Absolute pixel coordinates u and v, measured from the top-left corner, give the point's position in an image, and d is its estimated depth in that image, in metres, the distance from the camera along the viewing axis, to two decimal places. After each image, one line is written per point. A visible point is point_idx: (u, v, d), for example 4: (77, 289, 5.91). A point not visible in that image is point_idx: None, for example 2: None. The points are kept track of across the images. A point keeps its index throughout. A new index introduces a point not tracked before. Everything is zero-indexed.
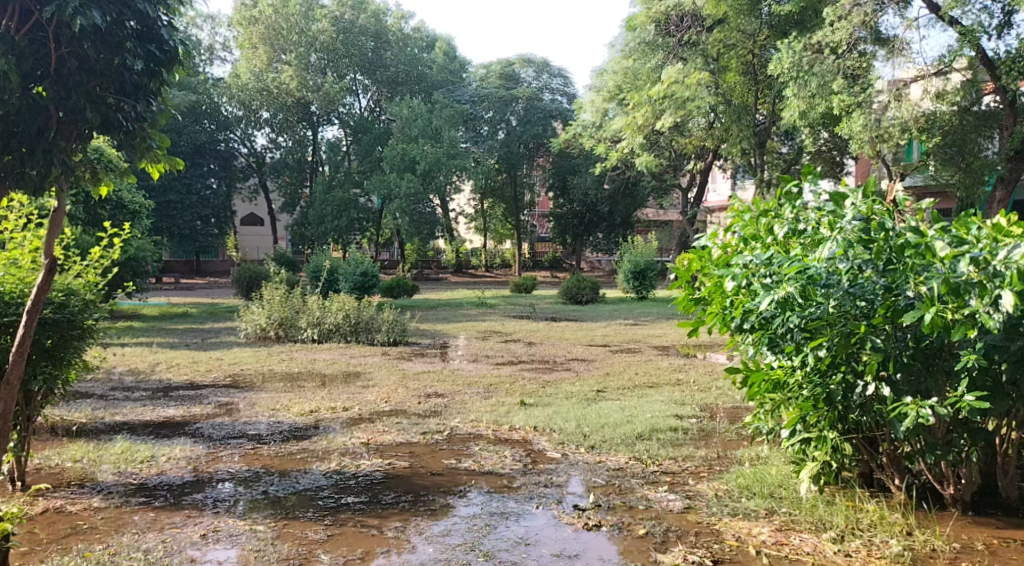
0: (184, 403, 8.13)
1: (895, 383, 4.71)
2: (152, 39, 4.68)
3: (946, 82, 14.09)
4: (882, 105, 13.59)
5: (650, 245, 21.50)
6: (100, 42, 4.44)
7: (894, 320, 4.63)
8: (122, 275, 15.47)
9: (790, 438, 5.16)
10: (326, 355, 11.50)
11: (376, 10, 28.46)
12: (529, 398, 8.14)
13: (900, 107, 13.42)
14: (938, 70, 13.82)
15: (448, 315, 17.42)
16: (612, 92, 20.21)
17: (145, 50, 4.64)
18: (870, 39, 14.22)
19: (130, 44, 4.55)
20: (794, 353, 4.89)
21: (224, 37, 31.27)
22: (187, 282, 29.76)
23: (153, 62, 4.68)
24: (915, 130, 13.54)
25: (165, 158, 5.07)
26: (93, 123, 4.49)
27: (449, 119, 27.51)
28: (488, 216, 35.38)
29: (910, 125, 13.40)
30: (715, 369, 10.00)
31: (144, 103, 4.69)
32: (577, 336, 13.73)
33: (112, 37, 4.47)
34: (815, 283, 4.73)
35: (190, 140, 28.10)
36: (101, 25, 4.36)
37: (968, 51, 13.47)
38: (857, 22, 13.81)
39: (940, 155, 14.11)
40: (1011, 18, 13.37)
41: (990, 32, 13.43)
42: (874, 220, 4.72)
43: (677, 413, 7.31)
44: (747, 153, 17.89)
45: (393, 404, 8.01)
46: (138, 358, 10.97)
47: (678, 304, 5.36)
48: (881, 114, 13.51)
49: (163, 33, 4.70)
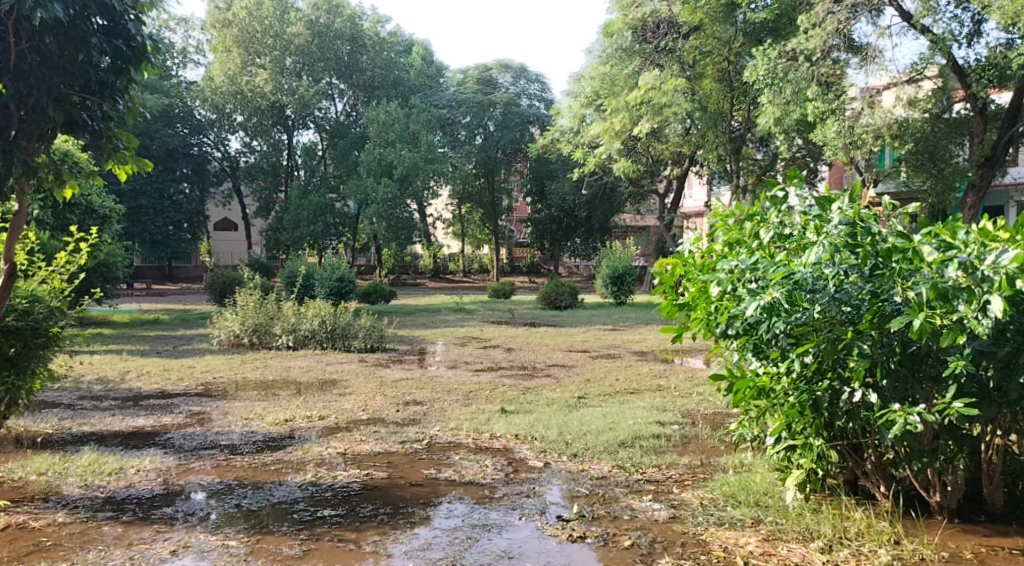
0: (154, 412, 7.96)
1: (882, 390, 4.62)
2: (119, 35, 4.96)
3: (918, 90, 14.23)
4: (855, 113, 13.75)
5: (628, 250, 21.45)
6: (64, 36, 4.73)
7: (881, 326, 4.54)
8: (91, 281, 15.23)
9: (775, 445, 5.07)
10: (302, 362, 11.34)
11: (352, 13, 28.32)
12: (509, 405, 8.02)
13: (874, 113, 13.57)
14: (910, 77, 13.95)
15: (425, 321, 17.29)
16: (590, 97, 20.17)
17: (111, 46, 4.94)
18: (843, 46, 14.21)
19: (95, 39, 4.84)
20: (780, 358, 4.81)
21: (197, 40, 31.03)
22: (159, 288, 29.37)
23: (120, 58, 4.99)
24: (888, 136, 13.61)
25: (130, 158, 5.29)
26: (53, 118, 4.78)
27: (426, 123, 27.47)
28: (465, 222, 35.27)
29: (883, 132, 13.48)
30: (695, 374, 9.93)
31: (109, 100, 5.04)
32: (556, 341, 13.63)
33: (76, 31, 4.76)
34: (801, 289, 4.64)
35: (162, 144, 27.70)
36: (63, 18, 4.64)
37: (939, 59, 13.53)
38: (831, 30, 13.73)
39: (912, 162, 14.09)
40: (981, 27, 13.42)
41: (961, 40, 13.49)
42: (860, 225, 4.64)
43: (659, 420, 7.22)
44: (723, 159, 17.88)
45: (371, 412, 7.88)
46: (107, 366, 10.76)
47: (662, 309, 5.27)
48: (855, 121, 13.63)
49: (130, 29, 4.97)
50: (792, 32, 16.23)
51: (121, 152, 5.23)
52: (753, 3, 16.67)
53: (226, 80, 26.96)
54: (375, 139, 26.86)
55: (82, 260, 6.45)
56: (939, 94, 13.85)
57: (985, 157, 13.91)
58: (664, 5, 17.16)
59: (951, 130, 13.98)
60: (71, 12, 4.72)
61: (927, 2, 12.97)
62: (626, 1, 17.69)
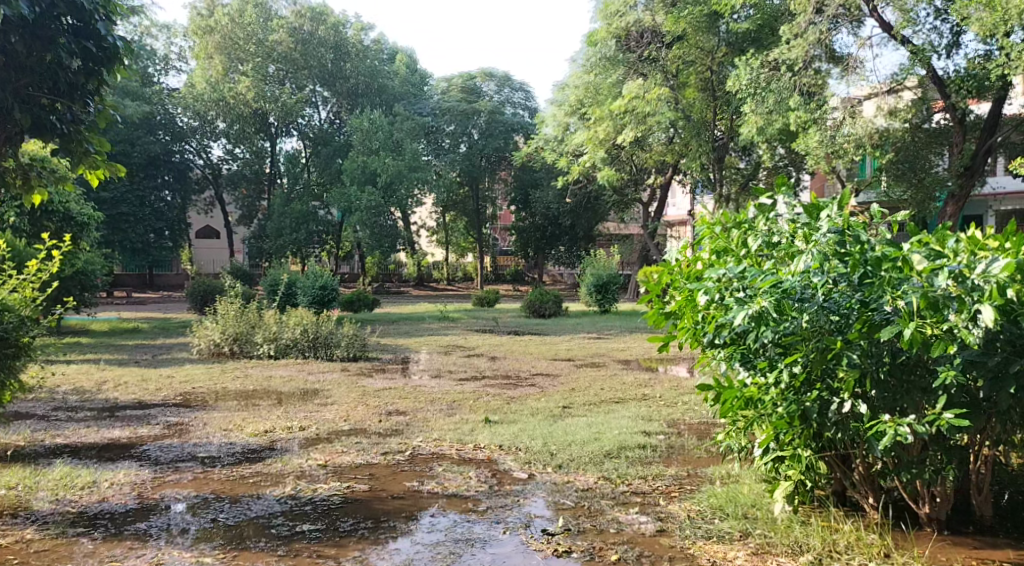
0: (131, 424, 7.81)
1: (871, 400, 4.55)
2: (90, 35, 4.89)
3: (899, 100, 14.30)
4: (836, 123, 13.70)
5: (613, 259, 21.40)
6: (31, 36, 4.69)
7: (870, 335, 4.47)
8: (70, 289, 15.05)
9: (763, 456, 4.99)
10: (283, 371, 11.20)
11: (336, 21, 28.17)
12: (493, 415, 7.91)
13: (855, 123, 13.56)
14: (890, 88, 13.94)
15: (410, 329, 17.14)
16: (575, 106, 20.09)
17: (81, 47, 4.86)
18: (824, 57, 14.21)
19: (64, 39, 4.79)
20: (768, 369, 4.73)
21: (180, 47, 30.86)
22: (139, 296, 29.05)
23: (92, 61, 4.93)
24: (869, 146, 13.65)
25: (103, 164, 5.20)
26: (21, 122, 4.73)
27: (410, 131, 27.38)
28: (450, 229, 35.14)
29: (864, 141, 13.51)
30: (681, 384, 9.85)
31: (79, 103, 4.96)
32: (540, 350, 13.53)
33: (43, 30, 4.71)
34: (790, 298, 4.56)
35: (143, 151, 27.47)
36: (26, 15, 4.59)
37: (919, 70, 13.54)
38: (812, 40, 13.64)
39: (892, 171, 14.24)
40: (960, 39, 13.46)
41: (940, 52, 13.51)
42: (849, 233, 4.58)
43: (645, 430, 7.14)
44: (706, 168, 17.84)
45: (352, 422, 7.76)
46: (84, 376, 10.59)
47: (648, 318, 5.20)
48: (836, 130, 13.61)
49: (104, 32, 4.91)
50: (774, 41, 16.23)
51: (94, 157, 5.14)
52: (735, 13, 16.72)
53: (208, 87, 26.77)
54: (358, 147, 26.67)
55: (54, 269, 6.36)
56: (919, 104, 13.93)
57: (964, 166, 13.90)
58: (647, 14, 17.08)
59: (931, 141, 14.23)
60: (38, 11, 4.65)
61: (908, 13, 12.97)
62: (610, 11, 17.55)
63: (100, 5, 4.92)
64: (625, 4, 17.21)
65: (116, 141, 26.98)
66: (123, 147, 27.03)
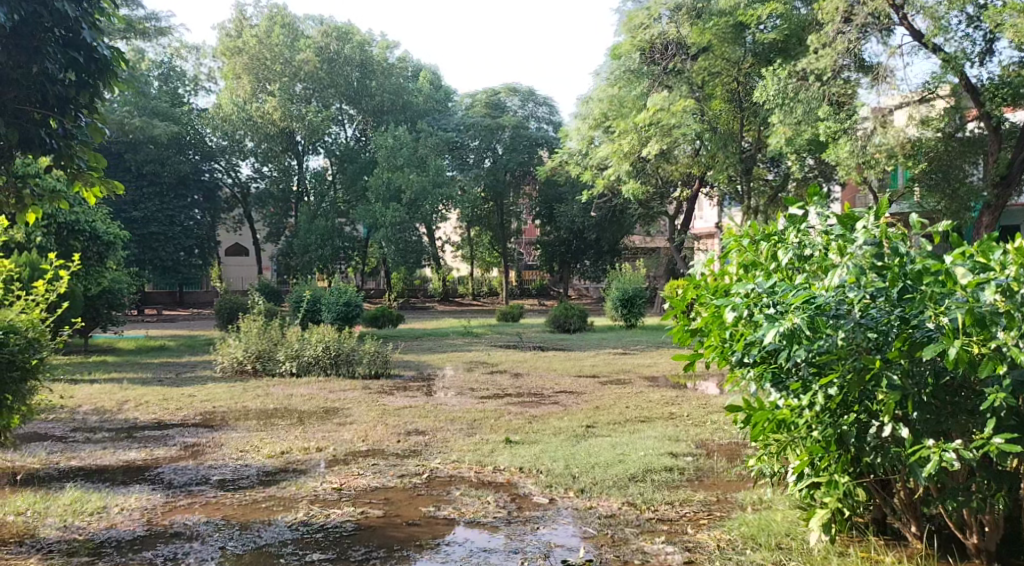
0: (148, 445, 7.64)
1: (913, 424, 4.28)
2: (79, 46, 4.76)
3: (930, 109, 13.98)
4: (867, 133, 13.41)
5: (639, 272, 21.12)
6: (15, 46, 4.58)
7: (911, 354, 4.20)
8: (96, 309, 15.04)
9: (797, 483, 4.72)
10: (305, 389, 11.01)
11: (362, 40, 28.28)
12: (515, 435, 7.68)
13: (886, 133, 13.22)
14: (922, 96, 13.66)
15: (433, 345, 16.93)
16: (599, 119, 19.81)
17: (68, 57, 4.73)
18: (853, 66, 13.96)
19: (50, 49, 4.66)
20: (801, 390, 4.47)
21: (209, 68, 31.01)
22: (168, 314, 29.03)
23: (82, 72, 4.81)
24: (901, 156, 13.33)
25: (100, 181, 5.06)
26: (8, 137, 4.65)
27: (434, 147, 27.30)
28: (474, 245, 34.99)
29: (895, 152, 13.20)
30: (709, 402, 9.57)
31: (70, 116, 4.85)
32: (564, 366, 13.27)
33: (28, 40, 4.60)
34: (824, 314, 4.29)
35: (173, 171, 27.44)
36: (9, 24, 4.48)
37: (951, 77, 13.23)
38: (841, 50, 13.47)
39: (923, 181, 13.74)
40: (993, 46, 13.13)
41: (973, 59, 13.19)
42: (887, 244, 4.34)
43: (671, 451, 6.89)
44: (733, 180, 17.62)
45: (370, 442, 7.55)
46: (106, 395, 10.45)
47: (673, 335, 4.96)
48: (867, 140, 13.31)
49: (96, 44, 4.80)
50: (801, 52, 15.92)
51: (88, 174, 5.03)
52: (761, 23, 16.49)
53: (235, 108, 26.82)
54: (383, 163, 26.64)
55: (62, 289, 6.29)
56: (951, 113, 13.60)
57: (1000, 176, 13.45)
58: (672, 26, 17.00)
59: (966, 150, 13.72)
60: (19, 19, 4.54)
61: (938, 20, 12.70)
62: (634, 23, 17.50)
63: (85, 14, 4.80)
64: (650, 16, 17.19)
65: (146, 160, 27.00)
66: (154, 167, 27.02)
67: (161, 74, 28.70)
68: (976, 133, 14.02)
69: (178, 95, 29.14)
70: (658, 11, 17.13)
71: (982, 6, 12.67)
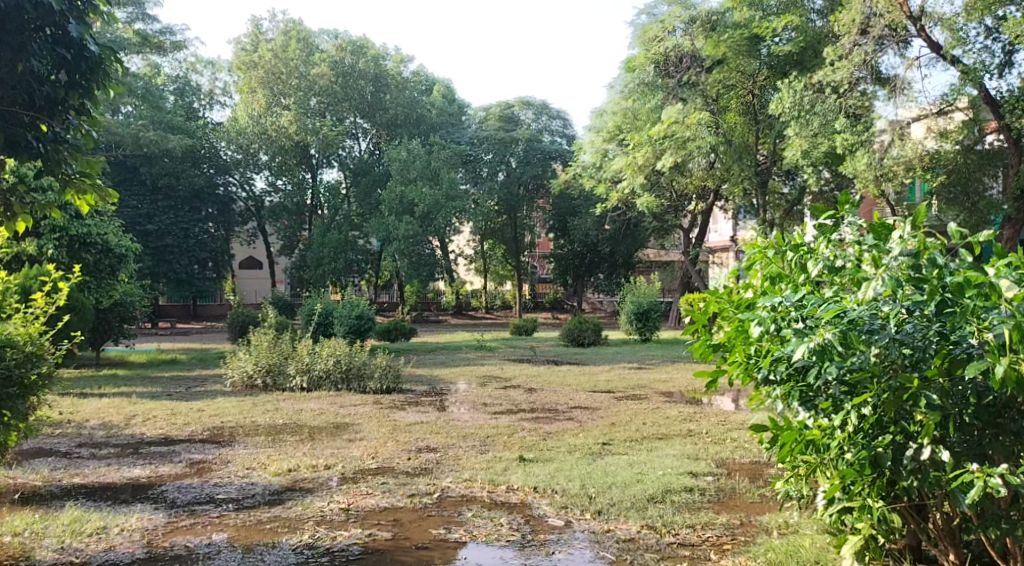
0: (153, 461, 7.44)
1: (953, 445, 4.05)
2: (67, 44, 4.61)
3: (949, 122, 13.75)
4: (884, 146, 13.28)
5: (654, 286, 20.87)
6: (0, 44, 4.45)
7: (951, 372, 3.98)
8: (109, 323, 14.91)
9: (827, 507, 4.50)
10: (315, 404, 10.80)
11: (376, 53, 28.19)
12: (529, 453, 7.45)
13: (904, 145, 13.08)
14: (939, 109, 13.44)
15: (446, 359, 16.70)
16: (613, 132, 19.59)
17: (56, 56, 4.60)
18: (870, 78, 13.71)
19: (36, 48, 4.53)
20: (833, 409, 4.25)
21: (224, 82, 31.04)
22: (182, 327, 28.89)
23: (73, 71, 4.67)
24: (920, 168, 13.16)
25: (91, 188, 4.92)
26: None
27: (447, 160, 27.15)
28: (488, 258, 34.77)
29: (914, 164, 12.97)
30: (728, 418, 9.30)
31: (59, 119, 4.72)
32: (578, 381, 12.99)
33: (14, 38, 4.48)
34: (857, 330, 4.08)
35: (188, 184, 27.32)
36: None
37: (969, 90, 13.01)
38: (857, 62, 13.28)
39: (944, 195, 13.53)
40: (1013, 58, 12.86)
41: (992, 71, 12.92)
42: (925, 255, 4.12)
43: (691, 471, 6.65)
44: (748, 194, 17.37)
45: (380, 460, 7.33)
46: (114, 410, 10.27)
47: (695, 350, 4.71)
48: (885, 153, 13.13)
49: (86, 42, 4.64)
50: (816, 64, 15.65)
51: (80, 181, 4.87)
52: (776, 35, 16.22)
53: (251, 121, 26.84)
54: (396, 176, 26.49)
55: (61, 302, 6.13)
56: (969, 125, 13.34)
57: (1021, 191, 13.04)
58: (687, 39, 16.88)
59: (986, 162, 13.47)
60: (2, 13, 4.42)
61: (957, 31, 12.48)
62: (648, 36, 17.36)
63: (72, 10, 4.64)
64: (664, 29, 17.08)
65: (162, 174, 26.93)
66: (168, 181, 26.90)
67: (177, 89, 28.69)
68: (995, 146, 13.84)
69: (194, 110, 29.16)
70: (672, 24, 17.00)
71: (1001, 17, 12.43)
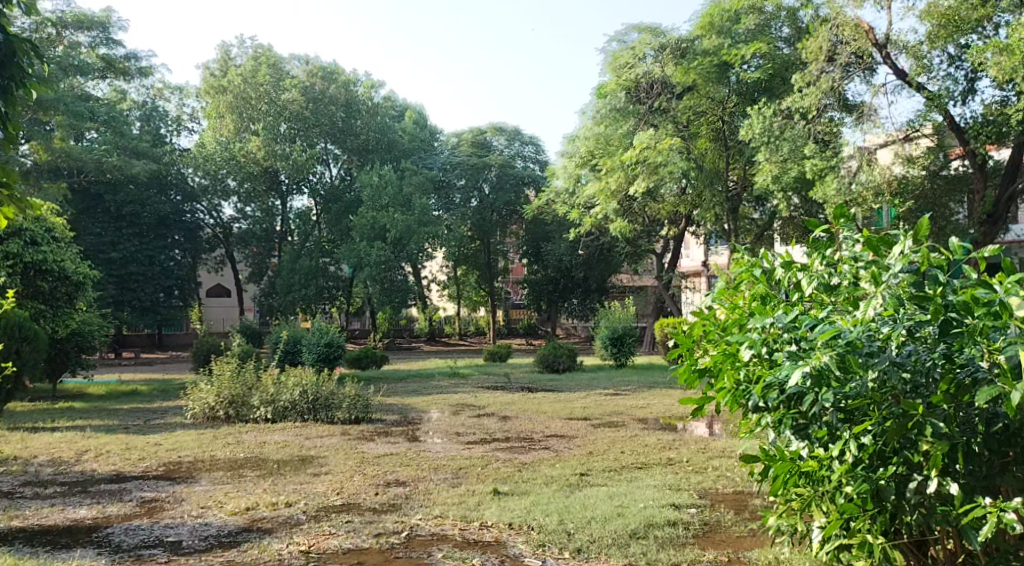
0: (101, 500, 7.01)
1: (959, 477, 3.77)
2: None
3: (915, 147, 13.60)
4: (852, 170, 12.95)
5: (629, 311, 20.62)
6: None
7: (958, 399, 3.70)
8: (67, 354, 14.41)
9: (823, 544, 4.16)
10: (280, 437, 10.35)
11: (347, 80, 27.96)
12: (503, 485, 7.07)
13: (872, 172, 12.75)
14: (907, 135, 13.25)
15: (418, 387, 16.26)
16: (585, 157, 19.19)
17: None
18: (836, 106, 13.66)
19: None
20: (830, 439, 3.95)
21: (192, 108, 30.62)
22: (147, 357, 28.26)
23: None
24: (888, 194, 12.78)
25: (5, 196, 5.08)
26: None
27: (420, 185, 26.82)
28: (461, 284, 34.42)
29: (882, 189, 12.65)
30: (709, 446, 8.98)
31: None
32: (554, 409, 12.63)
33: None
34: (856, 352, 3.80)
35: (154, 212, 26.74)
36: None
37: (935, 115, 12.88)
38: (826, 88, 13.16)
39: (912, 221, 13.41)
40: (975, 85, 12.70)
41: (955, 98, 12.78)
42: (927, 272, 3.86)
43: (674, 503, 6.30)
44: (721, 220, 17.11)
45: (345, 496, 6.93)
46: (65, 445, 9.80)
47: (678, 376, 4.39)
48: (853, 178, 12.76)
49: None
50: (785, 92, 15.56)
51: None
52: (745, 63, 16.13)
53: (219, 147, 26.58)
54: (367, 202, 26.12)
55: None
56: (935, 151, 13.38)
57: (986, 215, 13.17)
58: (657, 65, 16.69)
59: (951, 188, 13.55)
60: None
61: (921, 59, 12.43)
62: (619, 63, 17.33)
63: None
64: (634, 56, 17.00)
65: (127, 201, 26.39)
66: (133, 208, 26.31)
67: (144, 114, 28.28)
68: (959, 171, 13.85)
69: (161, 136, 28.76)
70: (642, 51, 16.92)
71: (964, 45, 12.32)
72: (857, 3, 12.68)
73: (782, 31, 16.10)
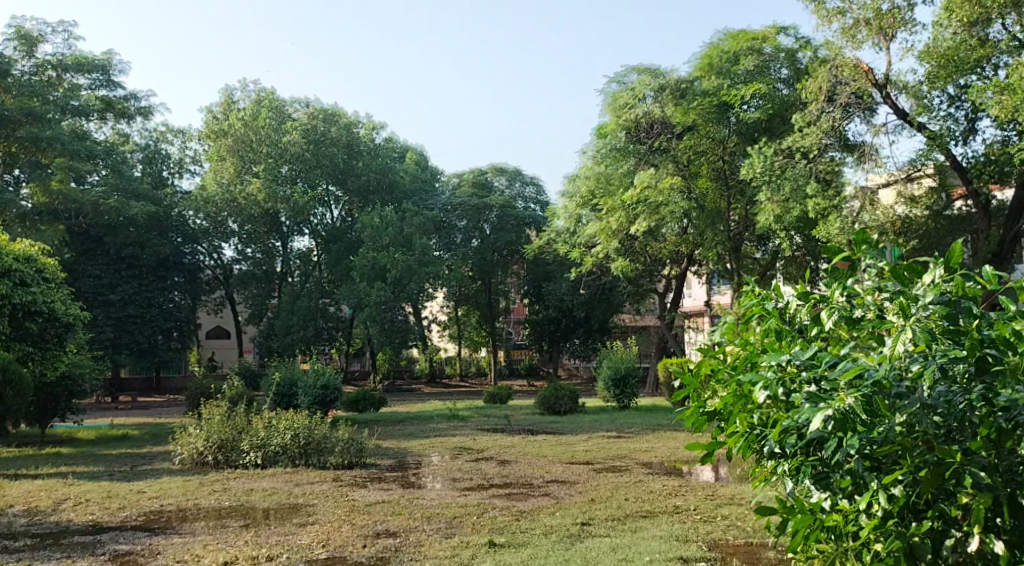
0: (71, 554, 6.57)
1: (1003, 533, 3.41)
2: None
3: (917, 188, 13.29)
4: (855, 211, 12.63)
5: (632, 350, 20.17)
6: None
7: (1001, 445, 3.36)
8: (55, 399, 13.97)
9: None
10: (268, 483, 9.91)
11: (348, 122, 27.82)
12: (499, 537, 6.64)
13: (875, 211, 12.44)
14: (908, 174, 12.98)
15: (415, 430, 15.78)
16: (586, 197, 18.72)
17: None
18: (837, 145, 13.42)
19: None
20: (856, 489, 3.57)
21: (194, 151, 30.41)
22: (144, 400, 27.76)
23: None
24: (893, 233, 12.54)
25: None
26: None
27: (421, 226, 26.46)
28: (462, 324, 33.97)
29: (887, 228, 12.35)
30: (717, 492, 8.57)
31: None
32: (555, 452, 12.18)
33: None
34: (884, 393, 3.44)
35: (153, 254, 26.21)
36: None
37: (938, 155, 12.60)
38: (826, 128, 12.92)
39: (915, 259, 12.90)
40: (977, 124, 12.42)
41: (957, 138, 12.49)
42: (959, 303, 3.50)
43: (683, 556, 5.88)
44: (723, 259, 16.71)
45: (331, 548, 6.51)
46: (43, 493, 9.35)
47: (686, 419, 4.00)
48: (856, 217, 12.42)
49: None
50: (787, 131, 15.28)
51: None
52: (745, 103, 15.83)
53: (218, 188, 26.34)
54: (368, 242, 25.86)
55: None
56: (937, 191, 13.12)
57: (992, 253, 12.67)
58: (657, 105, 16.51)
59: (956, 227, 13.29)
60: None
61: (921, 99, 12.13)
62: (620, 103, 17.15)
63: None
64: (634, 96, 16.82)
65: (126, 243, 25.93)
66: (133, 250, 25.90)
67: (145, 157, 28.08)
68: (963, 211, 13.64)
69: (162, 178, 28.53)
70: (642, 92, 16.74)
71: (965, 85, 12.07)
72: (856, 44, 12.44)
73: (781, 72, 15.69)
